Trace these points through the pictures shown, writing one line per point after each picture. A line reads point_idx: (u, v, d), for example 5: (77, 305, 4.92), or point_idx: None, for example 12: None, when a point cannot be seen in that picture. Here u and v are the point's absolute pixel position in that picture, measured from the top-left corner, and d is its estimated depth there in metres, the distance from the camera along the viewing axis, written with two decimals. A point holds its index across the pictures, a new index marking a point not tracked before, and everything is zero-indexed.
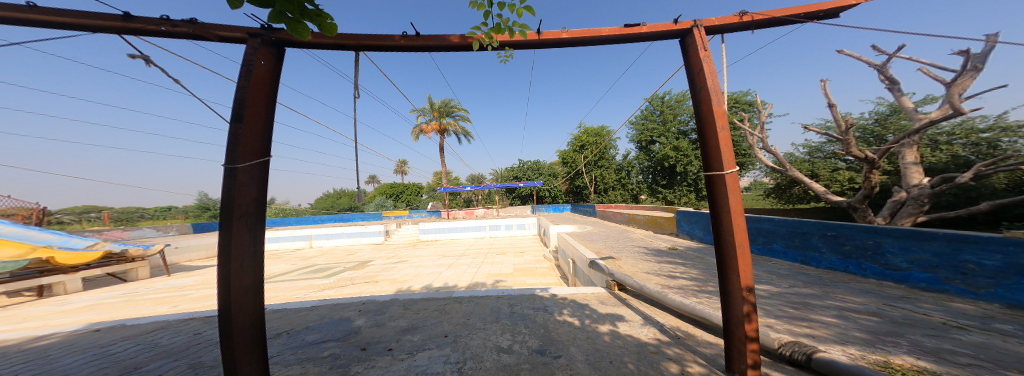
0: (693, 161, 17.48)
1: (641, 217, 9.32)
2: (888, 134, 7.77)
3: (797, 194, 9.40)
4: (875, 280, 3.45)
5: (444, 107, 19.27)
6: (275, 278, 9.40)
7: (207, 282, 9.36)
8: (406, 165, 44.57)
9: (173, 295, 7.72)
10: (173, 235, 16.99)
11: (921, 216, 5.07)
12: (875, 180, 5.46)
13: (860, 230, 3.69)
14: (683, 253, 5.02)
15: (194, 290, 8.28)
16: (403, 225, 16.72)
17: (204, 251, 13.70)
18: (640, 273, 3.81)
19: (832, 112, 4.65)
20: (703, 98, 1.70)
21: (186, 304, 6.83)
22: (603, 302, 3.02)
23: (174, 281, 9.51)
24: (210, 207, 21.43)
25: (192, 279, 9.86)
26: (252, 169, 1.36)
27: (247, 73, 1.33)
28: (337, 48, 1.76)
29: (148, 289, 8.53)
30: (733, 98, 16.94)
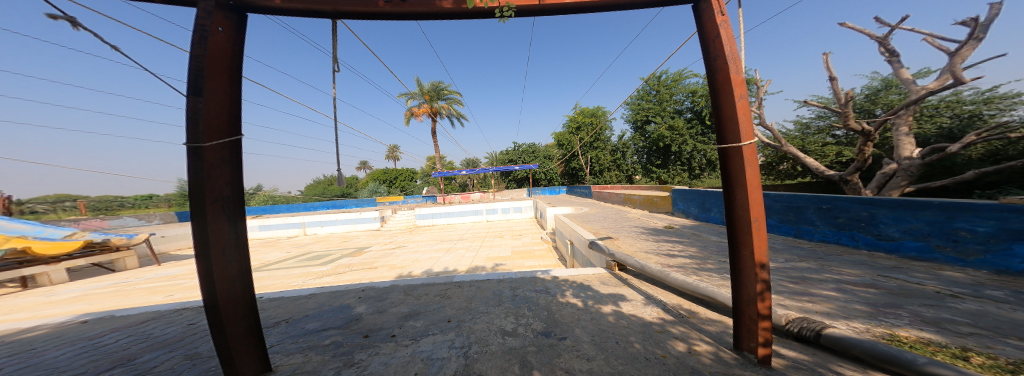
0: (688, 141, 17.48)
1: (637, 197, 9.39)
2: (879, 108, 7.77)
3: (786, 170, 9.58)
4: (868, 251, 3.54)
5: (433, 89, 18.52)
6: (270, 266, 9.29)
7: None
8: (397, 149, 43.50)
9: (166, 284, 7.57)
10: (159, 225, 16.54)
11: (909, 186, 5.19)
12: (868, 153, 5.54)
13: (855, 203, 3.74)
14: (679, 231, 5.09)
15: (187, 279, 8.13)
16: (398, 211, 16.59)
17: None
18: (639, 252, 3.84)
19: (832, 84, 4.49)
20: (719, 66, 1.51)
21: (180, 293, 6.74)
22: (605, 282, 3.03)
23: (166, 270, 9.33)
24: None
25: (184, 268, 9.69)
26: (219, 148, 1.22)
27: (201, 40, 1.12)
28: (307, 15, 1.53)
29: (139, 278, 8.36)
30: None
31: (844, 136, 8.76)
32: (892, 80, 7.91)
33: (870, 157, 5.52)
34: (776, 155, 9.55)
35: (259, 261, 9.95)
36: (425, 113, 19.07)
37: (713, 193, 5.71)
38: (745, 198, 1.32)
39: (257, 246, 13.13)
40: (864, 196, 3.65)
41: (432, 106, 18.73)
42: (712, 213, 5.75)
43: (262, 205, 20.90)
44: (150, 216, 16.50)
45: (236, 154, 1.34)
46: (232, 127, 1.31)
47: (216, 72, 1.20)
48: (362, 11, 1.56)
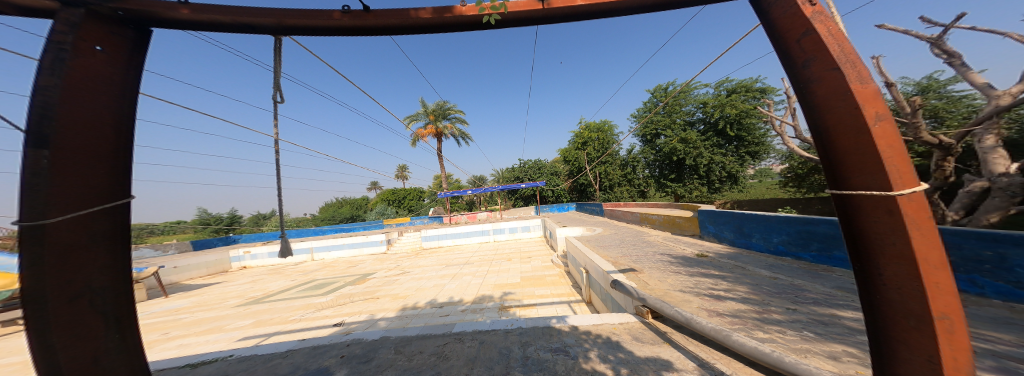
0: (703, 154, 16.66)
1: (656, 217, 8.70)
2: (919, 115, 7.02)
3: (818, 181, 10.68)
4: (1000, 302, 2.79)
5: (439, 110, 18.78)
6: (272, 297, 8.91)
7: (201, 303, 8.90)
8: (405, 170, 44.30)
9: (164, 320, 7.25)
10: (174, 254, 16.84)
11: (1013, 208, 4.36)
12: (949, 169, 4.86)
13: (966, 238, 3.03)
14: (716, 262, 4.42)
15: (189, 313, 7.82)
16: (405, 233, 16.28)
17: (204, 269, 13.36)
18: (675, 292, 3.25)
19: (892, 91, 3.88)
20: (808, 77, 0.91)
21: (176, 330, 6.39)
22: (639, 338, 2.42)
23: (171, 302, 9.08)
24: (213, 222, 21.32)
25: (189, 299, 9.42)
26: (86, 220, 0.86)
27: (54, 63, 0.81)
28: (245, 33, 1.23)
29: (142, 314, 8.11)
30: (742, 85, 16.14)
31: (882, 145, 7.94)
32: (927, 84, 7.24)
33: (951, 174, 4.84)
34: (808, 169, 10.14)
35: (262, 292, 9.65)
36: (431, 134, 19.26)
37: (752, 216, 5.04)
38: (905, 276, 0.76)
39: (264, 275, 12.93)
40: (977, 229, 2.94)
41: (437, 126, 18.86)
42: (753, 239, 5.05)
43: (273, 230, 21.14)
44: (166, 246, 16.87)
45: (118, 224, 0.97)
46: (116, 185, 0.96)
47: (82, 110, 0.86)
48: (359, 26, 1.30)
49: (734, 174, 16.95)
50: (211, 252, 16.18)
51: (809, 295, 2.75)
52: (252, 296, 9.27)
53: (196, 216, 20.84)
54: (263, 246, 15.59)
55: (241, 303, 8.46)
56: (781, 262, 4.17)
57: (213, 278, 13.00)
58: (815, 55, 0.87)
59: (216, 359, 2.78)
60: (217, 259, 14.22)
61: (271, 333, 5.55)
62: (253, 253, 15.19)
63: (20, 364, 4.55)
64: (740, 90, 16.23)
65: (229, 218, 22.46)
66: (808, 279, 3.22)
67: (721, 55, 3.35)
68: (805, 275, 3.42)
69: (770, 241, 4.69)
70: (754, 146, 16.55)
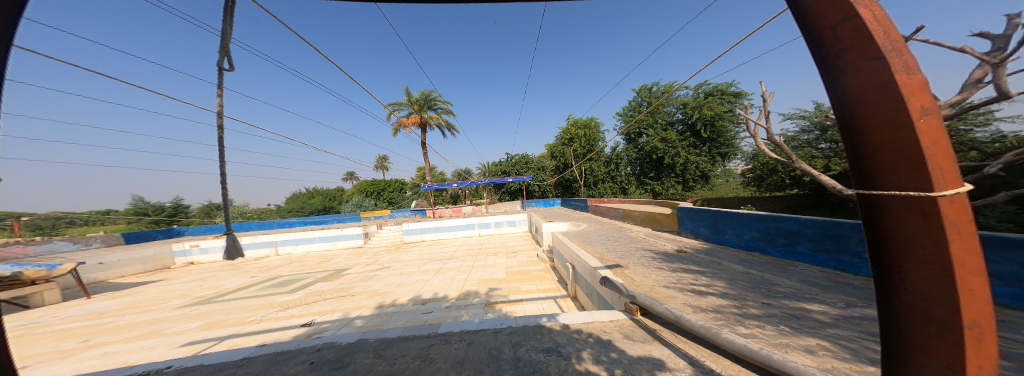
0: (681, 153, 17.49)
1: (638, 213, 9.04)
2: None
3: (777, 181, 11.73)
4: None
5: (423, 99, 17.94)
6: (226, 296, 8.08)
7: (137, 305, 7.83)
8: (385, 160, 42.39)
9: (88, 325, 6.33)
10: (100, 248, 14.69)
11: None
12: None
13: None
14: (695, 257, 4.63)
15: (120, 316, 6.87)
16: (384, 227, 15.60)
17: (138, 265, 11.86)
18: (660, 288, 3.34)
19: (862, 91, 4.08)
20: (849, 78, 0.89)
21: (100, 336, 5.59)
22: (630, 336, 2.44)
23: (95, 305, 7.90)
24: (152, 213, 18.87)
25: (119, 300, 8.33)
26: None
27: None
28: None
29: (55, 317, 7.06)
30: (719, 89, 17.12)
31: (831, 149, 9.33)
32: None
33: None
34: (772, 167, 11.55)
35: (217, 290, 8.74)
36: (414, 123, 18.41)
37: (727, 214, 5.34)
38: (930, 279, 0.83)
39: (217, 271, 11.75)
40: None
41: (422, 116, 18.04)
42: (727, 235, 5.36)
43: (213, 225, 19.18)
44: (88, 240, 14.63)
45: None
46: None
47: None
48: None
49: (707, 173, 17.98)
50: (155, 245, 14.41)
51: (780, 289, 2.91)
52: (201, 295, 8.39)
53: (130, 205, 18.35)
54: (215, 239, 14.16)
55: (185, 304, 7.60)
56: (752, 257, 4.46)
57: (149, 275, 11.54)
58: (856, 43, 0.87)
59: (149, 373, 2.44)
60: (155, 254, 12.70)
61: (224, 336, 5.04)
62: (203, 247, 13.76)
63: None
64: (716, 93, 17.19)
65: (171, 208, 20.04)
66: (777, 273, 3.45)
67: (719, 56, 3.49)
68: (773, 269, 3.67)
69: (741, 237, 4.99)
70: (725, 148, 17.64)
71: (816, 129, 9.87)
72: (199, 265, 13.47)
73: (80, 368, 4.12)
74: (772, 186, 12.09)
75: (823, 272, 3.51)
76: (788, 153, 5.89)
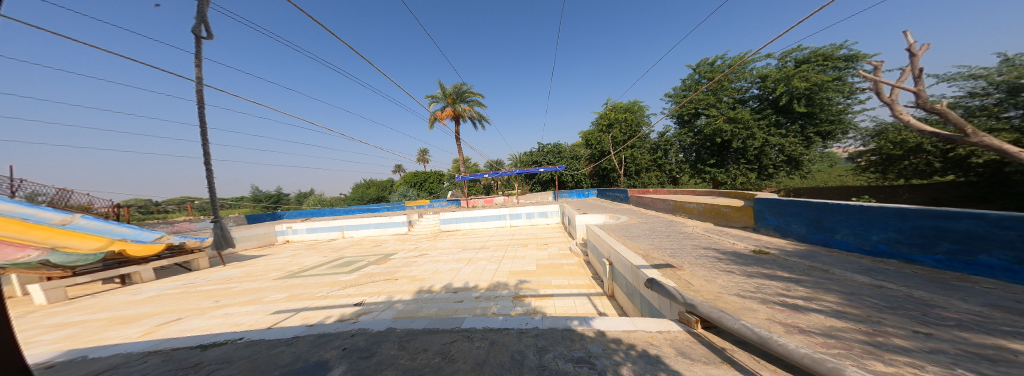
0: (757, 135, 14.64)
1: (694, 205, 7.77)
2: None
3: (913, 166, 9.01)
4: None
5: (455, 92, 18.36)
6: (305, 272, 9.52)
7: (252, 274, 9.72)
8: (426, 154, 45.66)
9: (218, 288, 8.05)
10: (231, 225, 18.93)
11: None
12: None
13: None
14: (785, 262, 3.64)
15: (237, 282, 8.63)
16: (425, 216, 16.65)
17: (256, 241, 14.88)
18: (729, 296, 2.62)
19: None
20: None
21: (225, 298, 7.01)
22: (686, 354, 1.84)
23: (226, 271, 10.07)
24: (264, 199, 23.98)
25: (239, 269, 10.45)
26: None
27: None
28: None
29: (204, 279, 9.16)
30: (819, 53, 13.58)
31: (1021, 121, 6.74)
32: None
33: None
34: (912, 147, 8.88)
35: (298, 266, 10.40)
36: (448, 116, 18.98)
37: (838, 207, 4.16)
38: None
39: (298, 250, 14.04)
40: None
41: (455, 109, 18.53)
42: (837, 235, 4.20)
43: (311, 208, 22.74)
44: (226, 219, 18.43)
45: None
46: None
47: None
48: None
49: (797, 158, 14.60)
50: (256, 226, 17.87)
51: (945, 314, 1.99)
52: (289, 270, 10.02)
53: (251, 193, 23.63)
54: (302, 223, 16.87)
55: (280, 276, 9.17)
56: (883, 266, 3.34)
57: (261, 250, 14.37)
58: None
59: (226, 342, 2.75)
60: (266, 233, 15.72)
61: (299, 308, 5.83)
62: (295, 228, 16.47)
63: (90, 332, 5.06)
64: (816, 59, 13.70)
65: (275, 195, 25.02)
66: (935, 292, 2.43)
67: (811, 16, 3.24)
68: (930, 286, 2.61)
69: (865, 239, 3.85)
70: (828, 125, 13.96)
71: (999, 90, 7.05)
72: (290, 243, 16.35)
73: (210, 324, 5.18)
74: (906, 172, 9.20)
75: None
76: (953, 122, 5.07)
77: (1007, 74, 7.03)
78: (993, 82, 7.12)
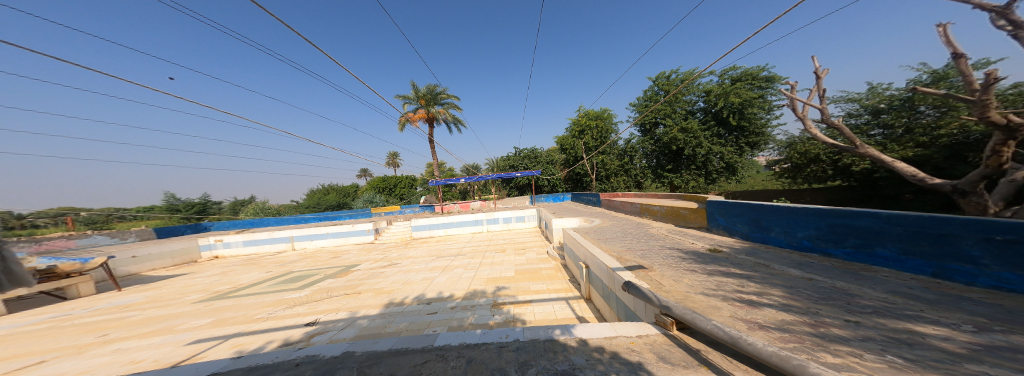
0: (704, 143, 16.37)
1: (658, 208, 8.41)
2: (925, 104, 7.97)
3: (815, 173, 10.77)
4: None
5: (429, 94, 17.65)
6: (238, 291, 8.21)
7: (159, 298, 8.07)
8: (396, 157, 43.28)
9: (111, 319, 6.48)
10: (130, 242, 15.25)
11: None
12: (1007, 155, 4.59)
13: None
14: (736, 259, 4.05)
15: (138, 310, 7.07)
16: (394, 222, 15.56)
17: (170, 259, 12.49)
18: (696, 295, 2.80)
19: (958, 61, 3.86)
20: None
21: (118, 331, 5.66)
22: (666, 358, 1.88)
23: (120, 297, 8.22)
24: (184, 209, 20.33)
25: (144, 293, 8.60)
26: None
27: None
28: None
29: (86, 309, 7.29)
30: (748, 73, 15.78)
31: (883, 136, 8.87)
32: (943, 73, 7.99)
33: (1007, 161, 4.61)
34: (807, 158, 10.76)
35: (231, 285, 8.93)
36: (421, 118, 18.16)
37: (773, 209, 4.78)
38: None
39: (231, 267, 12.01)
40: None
41: (429, 111, 17.81)
42: (772, 234, 4.82)
43: (249, 218, 19.93)
44: (124, 234, 15.14)
45: None
46: None
47: None
48: None
49: (733, 164, 16.81)
50: (177, 239, 15.03)
51: (863, 302, 2.34)
52: (218, 290, 8.55)
53: (164, 201, 19.85)
54: (236, 234, 14.65)
55: (202, 299, 7.75)
56: (811, 259, 3.89)
57: (177, 269, 11.97)
58: None
59: None
60: (184, 248, 13.20)
61: (228, 335, 4.94)
62: (227, 241, 14.28)
63: None
64: (746, 79, 15.91)
65: (199, 204, 21.23)
66: (852, 282, 2.87)
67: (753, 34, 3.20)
68: (848, 276, 3.07)
69: (793, 236, 4.47)
70: (754, 136, 16.35)
71: (867, 112, 9.43)
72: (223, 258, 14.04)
73: (91, 365, 4.08)
74: (811, 178, 11.12)
75: (916, 279, 2.87)
76: (846, 136, 6.23)
77: (870, 99, 9.47)
78: (863, 105, 9.52)
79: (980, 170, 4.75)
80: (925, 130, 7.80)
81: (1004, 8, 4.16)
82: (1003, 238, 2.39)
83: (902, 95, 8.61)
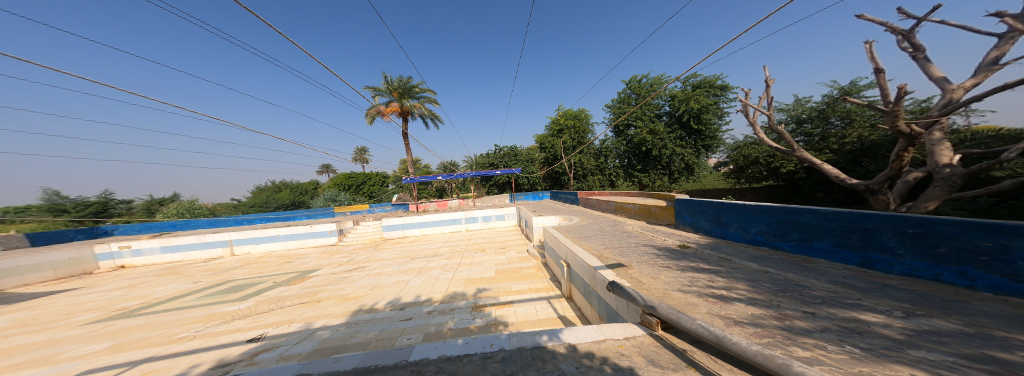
0: (668, 145, 17.61)
1: (632, 206, 8.83)
2: (835, 116, 9.35)
3: (754, 174, 12.04)
4: None
5: (403, 86, 16.65)
6: (154, 308, 6.99)
7: (32, 322, 6.53)
8: (366, 152, 40.43)
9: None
10: (1, 252, 12.02)
11: (946, 198, 4.94)
12: (906, 159, 5.52)
13: None
14: (703, 254, 4.35)
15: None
16: (362, 222, 14.48)
17: (53, 271, 10.24)
18: (674, 292, 2.91)
19: (879, 76, 4.50)
20: None
21: None
22: (655, 361, 1.89)
23: None
24: (77, 209, 16.88)
25: (12, 317, 6.91)
26: None
27: None
28: None
29: None
30: (707, 81, 17.27)
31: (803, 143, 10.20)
32: (849, 89, 9.41)
33: (904, 165, 5.54)
34: (748, 161, 11.94)
35: (143, 302, 7.53)
36: (394, 112, 17.08)
37: (731, 206, 5.23)
38: None
39: (156, 277, 10.20)
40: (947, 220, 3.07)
41: (403, 104, 16.80)
42: (731, 229, 5.28)
43: (170, 220, 17.15)
44: None
45: None
46: None
47: None
48: None
49: (692, 165, 18.35)
50: (78, 247, 12.44)
51: (814, 293, 2.59)
52: (123, 307, 7.21)
53: (45, 200, 16.23)
54: (152, 239, 12.68)
55: (99, 320, 6.46)
56: (765, 253, 4.30)
57: (63, 283, 9.84)
58: None
59: None
60: (71, 259, 10.95)
61: (136, 362, 4.13)
62: (136, 248, 12.27)
63: None
64: (704, 86, 17.37)
65: (99, 203, 17.79)
66: (801, 273, 3.20)
67: (732, 40, 3.11)
68: (796, 268, 3.42)
69: (747, 231, 4.93)
70: (710, 140, 17.99)
71: (793, 121, 10.83)
72: (130, 268, 11.96)
73: None
74: (750, 178, 12.37)
75: (849, 269, 3.28)
76: (787, 141, 7.02)
77: (796, 110, 10.88)
78: (790, 115, 10.93)
79: (885, 172, 5.67)
80: (836, 139, 9.03)
81: (908, 33, 4.94)
82: (915, 232, 2.81)
83: (818, 108, 10.03)
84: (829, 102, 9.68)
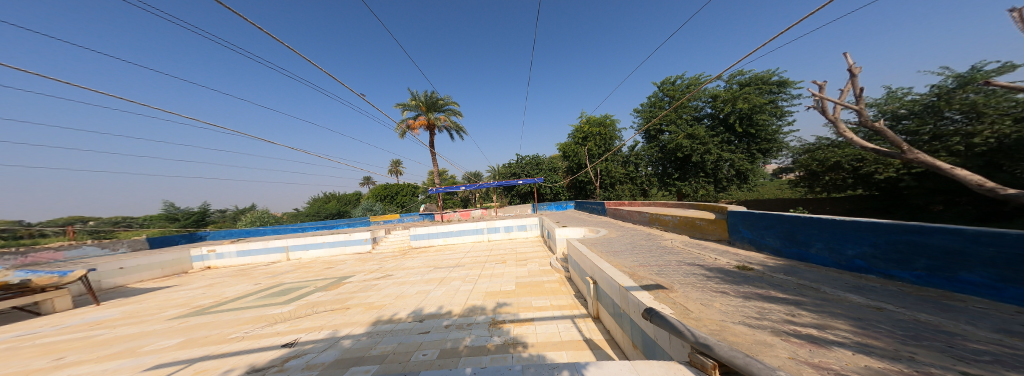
0: (712, 150, 15.79)
1: (670, 218, 7.85)
2: (952, 109, 7.46)
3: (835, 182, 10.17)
4: None
5: (429, 100, 17.53)
6: (219, 307, 7.79)
7: (136, 314, 7.67)
8: (399, 166, 43.31)
9: (75, 338, 6.09)
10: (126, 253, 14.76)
11: None
12: None
13: None
14: (775, 279, 3.48)
15: (107, 328, 6.64)
16: (393, 231, 15.09)
17: (160, 269, 12.27)
18: (737, 326, 2.24)
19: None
20: None
21: (75, 354, 5.20)
22: None
23: (96, 313, 7.84)
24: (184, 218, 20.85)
25: (122, 309, 8.23)
26: None
27: None
28: None
29: (55, 327, 6.91)
30: (758, 78, 15.43)
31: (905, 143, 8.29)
32: (971, 76, 7.46)
33: None
34: (824, 166, 10.16)
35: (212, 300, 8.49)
36: (422, 125, 18.02)
37: (812, 222, 4.26)
38: None
39: (228, 278, 11.60)
40: None
41: (429, 118, 17.67)
42: (813, 250, 4.29)
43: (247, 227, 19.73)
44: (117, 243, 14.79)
45: None
46: None
47: None
48: None
49: (744, 172, 16.16)
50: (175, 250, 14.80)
51: (973, 346, 1.78)
52: (199, 304, 8.19)
53: (164, 210, 20.33)
54: (230, 244, 14.61)
55: (179, 315, 7.37)
56: (869, 282, 3.31)
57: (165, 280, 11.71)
58: None
59: None
60: (175, 259, 13.12)
61: (193, 359, 4.47)
62: (219, 252, 14.19)
63: None
64: (755, 83, 15.52)
65: (200, 212, 21.69)
66: (941, 315, 2.29)
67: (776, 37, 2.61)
68: (928, 307, 2.49)
69: (841, 254, 3.92)
70: (766, 143, 15.75)
71: (887, 116, 8.95)
72: (214, 269, 13.85)
73: None
74: (829, 186, 10.45)
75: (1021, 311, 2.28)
76: (892, 141, 5.60)
77: (889, 104, 9.02)
78: (881, 110, 9.07)
79: None
80: (958, 137, 7.21)
81: None
82: None
83: (924, 100, 8.16)
84: (938, 93, 7.83)
